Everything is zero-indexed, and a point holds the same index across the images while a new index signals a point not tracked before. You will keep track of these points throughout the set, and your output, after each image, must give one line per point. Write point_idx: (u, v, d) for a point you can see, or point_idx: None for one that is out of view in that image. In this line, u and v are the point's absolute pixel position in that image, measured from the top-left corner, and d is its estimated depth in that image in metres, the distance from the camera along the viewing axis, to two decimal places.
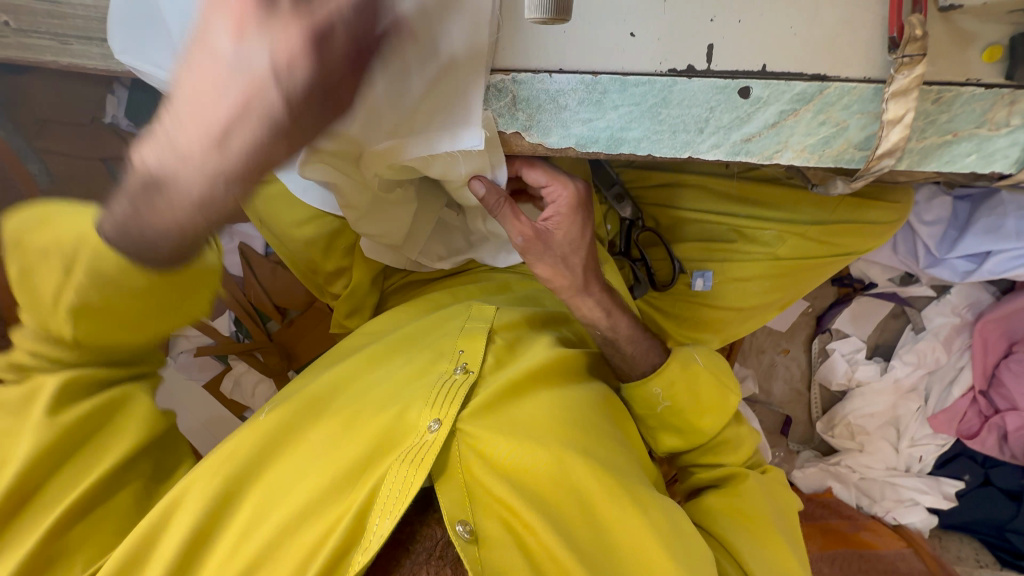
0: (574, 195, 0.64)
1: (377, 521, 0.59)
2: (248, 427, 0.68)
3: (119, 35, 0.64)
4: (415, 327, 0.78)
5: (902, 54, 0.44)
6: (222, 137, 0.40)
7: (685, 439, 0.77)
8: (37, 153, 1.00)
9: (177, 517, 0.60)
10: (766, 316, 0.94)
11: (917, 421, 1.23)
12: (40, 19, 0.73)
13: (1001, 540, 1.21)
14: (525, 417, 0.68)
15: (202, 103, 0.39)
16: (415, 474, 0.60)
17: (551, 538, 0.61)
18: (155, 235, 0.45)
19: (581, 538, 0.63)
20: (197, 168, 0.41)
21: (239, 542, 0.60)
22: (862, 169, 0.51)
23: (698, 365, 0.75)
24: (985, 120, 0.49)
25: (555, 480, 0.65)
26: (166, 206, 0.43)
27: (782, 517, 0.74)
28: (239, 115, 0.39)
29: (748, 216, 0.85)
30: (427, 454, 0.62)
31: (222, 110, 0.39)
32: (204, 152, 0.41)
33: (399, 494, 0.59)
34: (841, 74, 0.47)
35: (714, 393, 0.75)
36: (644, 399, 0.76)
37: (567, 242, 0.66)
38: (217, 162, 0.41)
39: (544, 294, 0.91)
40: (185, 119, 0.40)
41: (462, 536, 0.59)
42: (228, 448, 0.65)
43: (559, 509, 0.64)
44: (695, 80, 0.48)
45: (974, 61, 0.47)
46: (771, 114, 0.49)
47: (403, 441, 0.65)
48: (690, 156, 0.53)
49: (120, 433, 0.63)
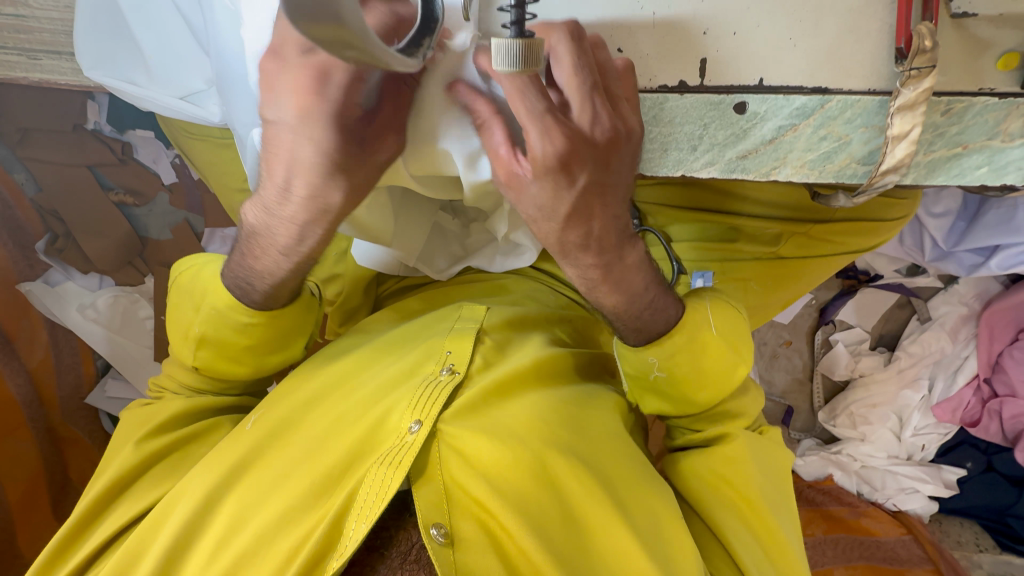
0: (558, 129, 0.45)
1: (352, 526, 0.58)
2: (234, 436, 0.69)
3: (87, 49, 0.64)
4: (406, 330, 0.77)
5: (909, 67, 0.41)
6: (312, 100, 0.45)
7: (674, 406, 0.66)
8: (21, 161, 0.99)
9: (173, 512, 0.64)
10: (766, 313, 0.91)
11: (920, 411, 1.21)
12: (5, 35, 0.71)
13: (1001, 524, 1.21)
14: (508, 419, 0.66)
15: (293, 77, 0.45)
16: (392, 476, 0.59)
17: (527, 542, 0.58)
18: (298, 222, 0.55)
19: (564, 543, 0.60)
20: (307, 144, 0.48)
21: (216, 551, 0.60)
22: (866, 185, 0.48)
23: (711, 333, 0.62)
24: (998, 131, 0.46)
25: (535, 479, 0.62)
26: (303, 193, 0.51)
27: (776, 483, 0.68)
28: (318, 78, 0.44)
29: (748, 215, 0.80)
30: (404, 457, 0.61)
31: (308, 76, 0.44)
32: (307, 115, 0.46)
33: (375, 498, 0.58)
34: (844, 86, 0.44)
35: (717, 360, 0.62)
36: (633, 362, 0.63)
37: (549, 179, 0.48)
38: (317, 131, 0.47)
39: (542, 292, 0.86)
40: (280, 103, 0.46)
41: (436, 540, 0.58)
42: (215, 456, 0.67)
43: (538, 511, 0.61)
44: (687, 96, 0.46)
45: (987, 70, 0.44)
46: (769, 129, 0.47)
47: (382, 444, 0.64)
48: (683, 174, 0.50)
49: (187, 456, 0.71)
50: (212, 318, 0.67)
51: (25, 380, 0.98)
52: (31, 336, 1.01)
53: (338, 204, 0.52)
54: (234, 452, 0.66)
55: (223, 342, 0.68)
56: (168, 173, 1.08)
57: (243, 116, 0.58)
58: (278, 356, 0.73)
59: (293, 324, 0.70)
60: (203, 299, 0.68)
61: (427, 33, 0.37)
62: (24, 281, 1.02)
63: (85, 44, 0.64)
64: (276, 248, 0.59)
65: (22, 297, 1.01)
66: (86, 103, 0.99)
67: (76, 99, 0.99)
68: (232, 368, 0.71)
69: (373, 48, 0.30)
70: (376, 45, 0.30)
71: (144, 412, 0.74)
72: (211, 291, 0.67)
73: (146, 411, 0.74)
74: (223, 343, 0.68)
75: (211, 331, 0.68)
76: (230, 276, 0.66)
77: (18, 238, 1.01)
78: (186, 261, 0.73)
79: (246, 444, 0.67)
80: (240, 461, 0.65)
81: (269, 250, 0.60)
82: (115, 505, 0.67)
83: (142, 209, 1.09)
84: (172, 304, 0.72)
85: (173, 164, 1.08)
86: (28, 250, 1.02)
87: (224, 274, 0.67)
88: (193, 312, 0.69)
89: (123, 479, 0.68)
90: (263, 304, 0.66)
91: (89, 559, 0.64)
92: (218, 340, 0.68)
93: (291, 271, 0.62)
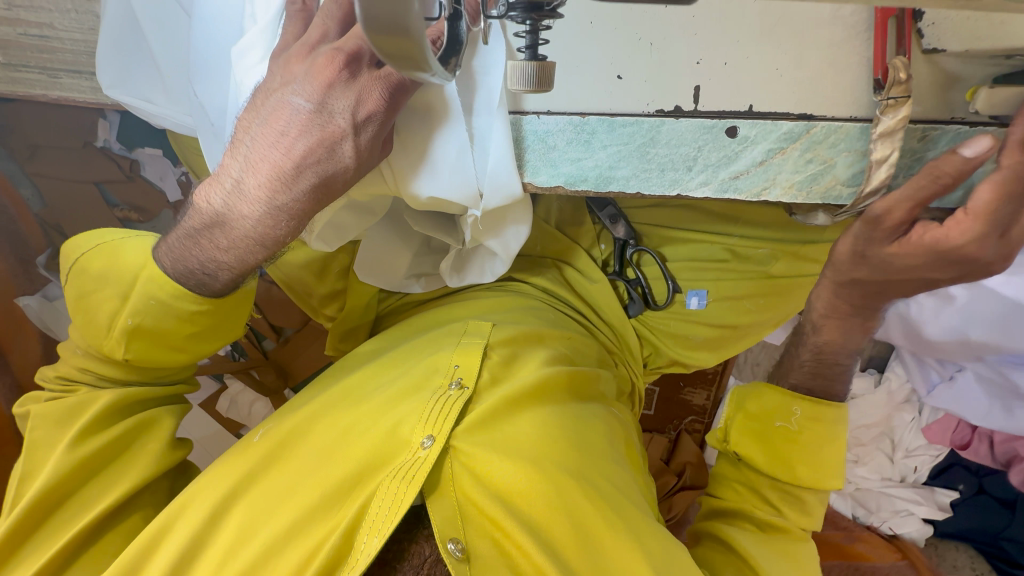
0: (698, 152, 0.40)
1: (365, 539, 0.59)
2: (241, 451, 0.69)
3: (108, 68, 0.67)
4: (411, 347, 0.78)
5: (887, 96, 0.45)
6: (376, 104, 0.47)
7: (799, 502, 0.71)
8: (29, 176, 1.01)
9: (173, 530, 0.63)
10: (761, 331, 0.95)
11: (911, 431, 1.25)
12: (29, 55, 0.74)
13: (996, 547, 1.17)
14: (517, 436, 0.68)
15: (363, 85, 0.47)
16: (405, 490, 0.60)
17: (542, 557, 0.61)
18: (281, 210, 0.51)
19: (575, 561, 0.62)
20: (352, 141, 0.48)
21: (224, 560, 0.61)
22: (849, 205, 0.51)
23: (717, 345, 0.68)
24: (970, 156, 0.49)
25: (551, 499, 0.64)
26: (313, 179, 0.50)
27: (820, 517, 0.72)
28: (391, 89, 0.47)
29: (740, 236, 0.84)
30: (419, 471, 0.62)
31: (380, 88, 0.47)
32: (367, 121, 0.48)
33: (389, 511, 0.59)
34: (827, 114, 0.48)
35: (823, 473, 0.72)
36: None
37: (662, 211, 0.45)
38: (369, 138, 0.49)
39: (542, 308, 0.88)
40: (338, 98, 0.47)
41: (454, 555, 0.60)
42: (219, 469, 0.67)
43: (547, 527, 0.63)
44: (682, 121, 0.49)
45: (957, 100, 0.47)
46: (759, 152, 0.50)
47: (395, 457, 0.65)
48: (679, 193, 0.52)
49: (131, 460, 0.70)
50: (148, 306, 0.58)
51: (11, 392, 0.96)
52: (25, 347, 1.00)
53: (340, 190, 0.51)
54: (245, 466, 0.66)
55: (164, 333, 0.61)
56: (173, 191, 1.07)
57: (225, 21, 0.57)
58: (218, 342, 0.66)
59: (241, 301, 0.63)
60: (133, 284, 0.59)
61: (453, 54, 0.37)
62: (23, 297, 1.01)
63: (106, 63, 0.67)
64: (247, 240, 0.53)
65: (18, 310, 1.00)
66: (97, 121, 0.99)
67: (87, 118, 0.98)
68: (168, 357, 0.64)
69: (426, 65, 0.32)
70: (429, 64, 0.32)
71: (63, 407, 0.69)
72: (145, 274, 0.58)
73: (70, 406, 0.69)
74: (165, 333, 0.61)
75: (148, 321, 0.59)
76: (165, 263, 0.57)
77: (19, 250, 1.01)
78: (87, 243, 0.62)
79: (257, 453, 0.67)
80: (250, 474, 0.66)
81: (238, 240, 0.53)
82: (58, 514, 0.65)
83: (145, 226, 1.09)
84: (77, 291, 0.61)
85: (179, 182, 1.06)
86: (28, 263, 1.02)
87: (162, 248, 0.58)
88: (120, 301, 0.60)
89: (62, 486, 0.65)
90: (217, 293, 0.59)
91: (50, 568, 0.62)
92: (156, 330, 0.60)
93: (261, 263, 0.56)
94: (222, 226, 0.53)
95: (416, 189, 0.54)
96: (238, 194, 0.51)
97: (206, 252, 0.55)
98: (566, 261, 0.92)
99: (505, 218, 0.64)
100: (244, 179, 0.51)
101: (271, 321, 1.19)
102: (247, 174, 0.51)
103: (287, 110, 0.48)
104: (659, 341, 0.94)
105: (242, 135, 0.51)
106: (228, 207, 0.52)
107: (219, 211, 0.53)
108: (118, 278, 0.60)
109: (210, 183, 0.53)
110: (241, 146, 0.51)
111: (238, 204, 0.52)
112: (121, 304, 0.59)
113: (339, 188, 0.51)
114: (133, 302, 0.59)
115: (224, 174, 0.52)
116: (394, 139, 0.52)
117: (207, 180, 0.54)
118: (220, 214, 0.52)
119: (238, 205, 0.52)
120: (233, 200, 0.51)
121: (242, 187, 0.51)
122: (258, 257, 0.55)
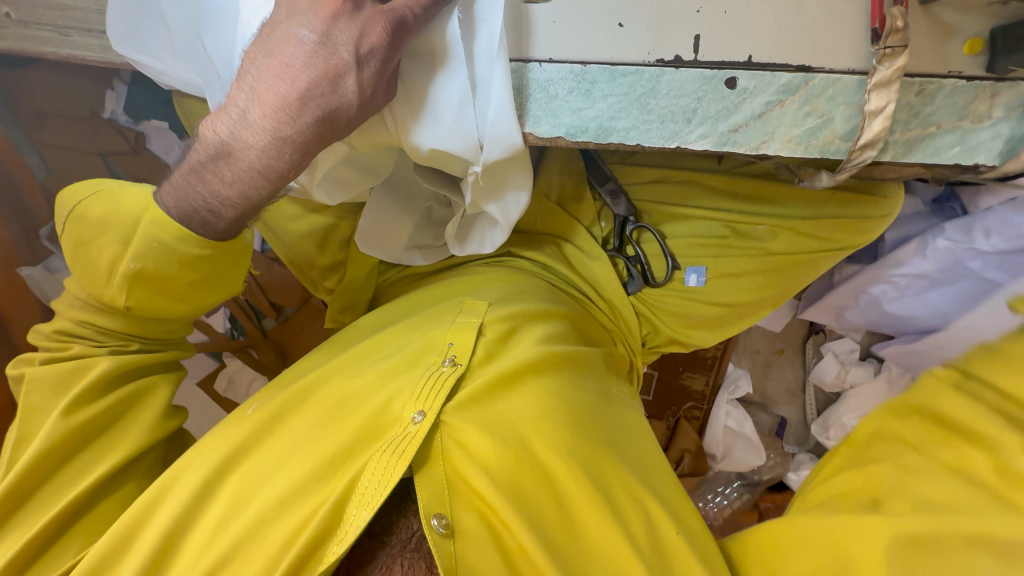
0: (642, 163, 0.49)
1: (354, 511, 0.58)
2: (234, 421, 0.69)
3: (118, 23, 0.68)
4: (407, 324, 0.77)
5: (885, 45, 0.45)
6: (380, 39, 0.48)
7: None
8: (35, 146, 1.00)
9: (165, 503, 0.62)
10: (760, 312, 0.95)
11: None
12: (41, 12, 0.75)
13: None
14: (509, 414, 0.67)
15: (367, 17, 0.48)
16: (393, 464, 0.60)
17: (526, 537, 0.60)
18: (286, 142, 0.52)
19: (561, 542, 0.62)
20: (356, 74, 0.49)
21: (214, 532, 0.60)
22: (846, 161, 0.52)
23: None
24: (967, 112, 0.50)
25: (538, 478, 0.64)
26: (317, 111, 0.50)
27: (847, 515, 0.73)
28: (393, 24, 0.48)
29: (740, 213, 0.84)
30: (408, 445, 0.61)
31: (383, 21, 0.48)
32: (371, 54, 0.49)
33: (376, 487, 0.59)
34: (826, 65, 0.48)
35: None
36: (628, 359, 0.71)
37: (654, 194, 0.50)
38: (372, 74, 0.50)
39: (538, 284, 0.87)
40: (343, 30, 0.49)
41: (437, 530, 0.59)
42: (210, 441, 0.67)
43: (536, 506, 0.63)
44: (682, 70, 0.49)
45: (954, 53, 0.48)
46: (758, 105, 0.50)
47: (385, 433, 0.64)
48: (678, 146, 0.52)
49: (127, 425, 0.70)
50: (150, 250, 0.59)
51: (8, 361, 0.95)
52: (27, 319, 1.01)
53: (343, 127, 0.52)
54: (233, 439, 0.66)
55: (166, 278, 0.62)
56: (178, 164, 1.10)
57: None
58: (218, 294, 0.67)
59: (241, 253, 0.64)
60: (135, 228, 0.60)
61: None
62: (24, 266, 1.01)
63: (116, 18, 0.68)
64: (251, 173, 0.54)
65: (19, 281, 1.00)
66: (105, 92, 1.03)
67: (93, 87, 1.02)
68: (171, 306, 0.66)
69: None
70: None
71: (58, 372, 0.68)
72: (148, 216, 0.59)
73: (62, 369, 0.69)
74: (168, 279, 0.62)
75: (152, 266, 0.60)
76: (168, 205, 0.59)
77: (23, 220, 1.01)
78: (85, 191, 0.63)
79: (247, 427, 0.67)
80: (238, 449, 0.65)
81: (242, 174, 0.54)
82: (53, 477, 0.65)
83: None
84: (79, 239, 0.62)
85: (182, 153, 1.09)
86: (31, 233, 1.02)
87: (168, 184, 0.58)
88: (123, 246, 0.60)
89: (56, 453, 0.65)
90: (220, 234, 0.59)
91: (43, 537, 0.62)
92: (158, 276, 0.62)
93: (264, 200, 0.57)
94: (227, 158, 0.53)
95: (417, 138, 0.54)
96: (244, 124, 0.52)
97: (209, 185, 0.55)
98: (564, 237, 0.92)
99: (505, 182, 0.64)
100: (249, 109, 0.52)
101: (270, 298, 1.20)
102: (253, 105, 0.51)
103: (294, 41, 0.49)
104: (659, 321, 0.93)
105: (250, 66, 0.52)
106: (233, 138, 0.53)
107: (224, 142, 0.53)
108: (121, 224, 0.60)
109: (217, 115, 0.54)
110: (247, 78, 0.52)
111: (244, 135, 0.52)
112: (124, 249, 0.60)
113: (342, 125, 0.52)
114: (137, 246, 0.60)
115: (231, 106, 0.53)
116: (399, 83, 0.53)
117: (213, 114, 0.55)
118: (225, 146, 0.53)
119: (243, 135, 0.52)
120: (239, 130, 0.52)
121: (247, 117, 0.52)
122: (261, 193, 0.55)
